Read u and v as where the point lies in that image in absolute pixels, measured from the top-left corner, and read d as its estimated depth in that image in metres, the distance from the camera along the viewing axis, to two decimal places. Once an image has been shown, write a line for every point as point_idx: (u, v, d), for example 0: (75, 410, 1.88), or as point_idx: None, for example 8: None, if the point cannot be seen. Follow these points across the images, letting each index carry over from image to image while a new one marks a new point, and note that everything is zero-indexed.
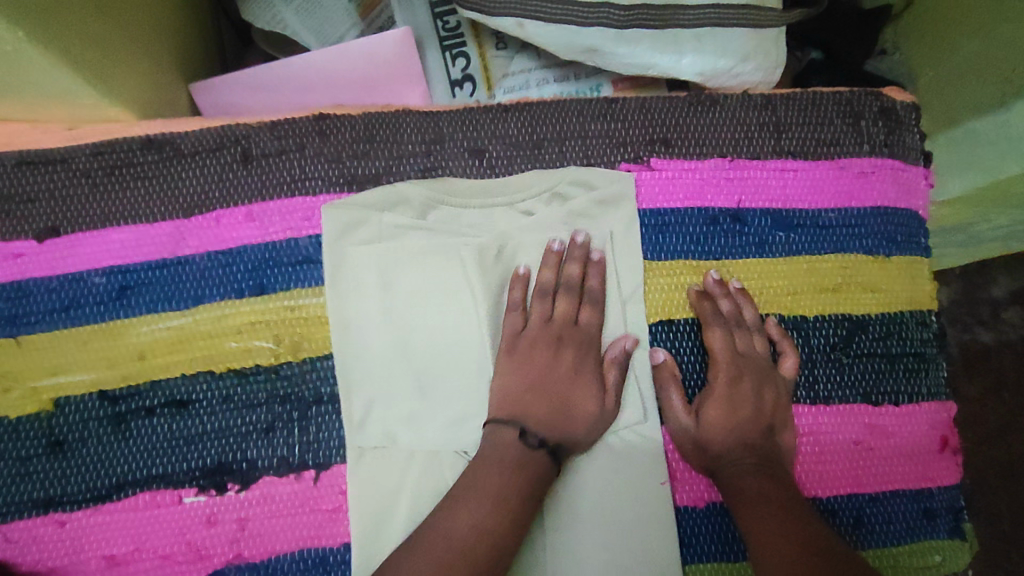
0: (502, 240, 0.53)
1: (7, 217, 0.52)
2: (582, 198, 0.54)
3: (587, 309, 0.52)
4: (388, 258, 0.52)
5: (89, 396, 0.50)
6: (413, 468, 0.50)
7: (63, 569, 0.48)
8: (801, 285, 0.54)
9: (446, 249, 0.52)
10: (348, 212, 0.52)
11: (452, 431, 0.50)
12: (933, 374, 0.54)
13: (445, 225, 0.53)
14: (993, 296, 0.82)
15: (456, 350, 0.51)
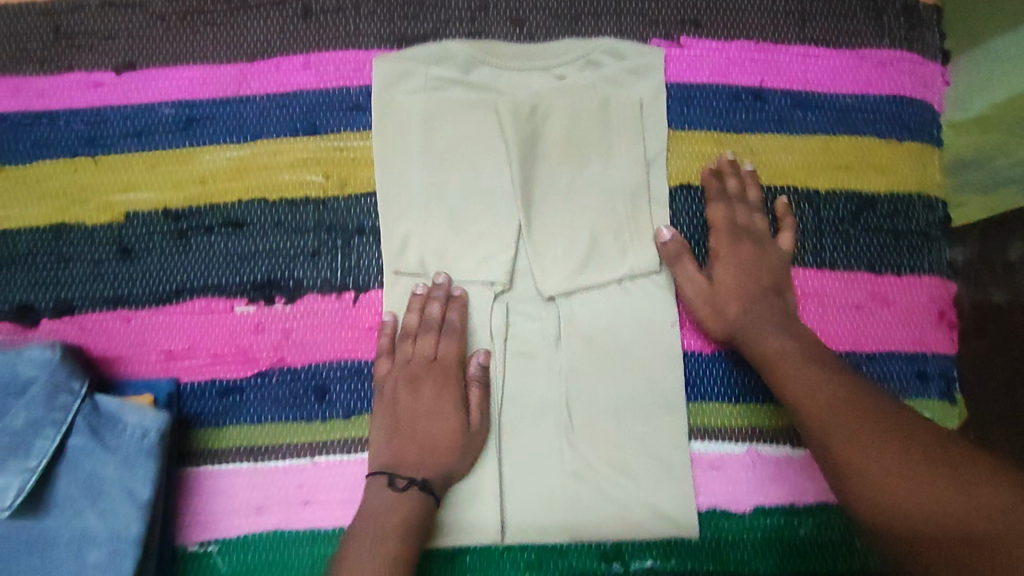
0: (537, 98, 0.57)
1: (88, 51, 0.56)
2: (613, 66, 0.57)
3: (612, 194, 0.56)
4: (431, 108, 0.56)
5: (156, 212, 0.55)
6: None
7: (128, 360, 0.53)
8: (816, 161, 0.57)
9: (484, 104, 0.56)
10: (396, 65, 0.56)
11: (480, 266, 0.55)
12: (937, 253, 0.57)
13: (485, 83, 0.57)
14: None
15: (488, 196, 0.56)
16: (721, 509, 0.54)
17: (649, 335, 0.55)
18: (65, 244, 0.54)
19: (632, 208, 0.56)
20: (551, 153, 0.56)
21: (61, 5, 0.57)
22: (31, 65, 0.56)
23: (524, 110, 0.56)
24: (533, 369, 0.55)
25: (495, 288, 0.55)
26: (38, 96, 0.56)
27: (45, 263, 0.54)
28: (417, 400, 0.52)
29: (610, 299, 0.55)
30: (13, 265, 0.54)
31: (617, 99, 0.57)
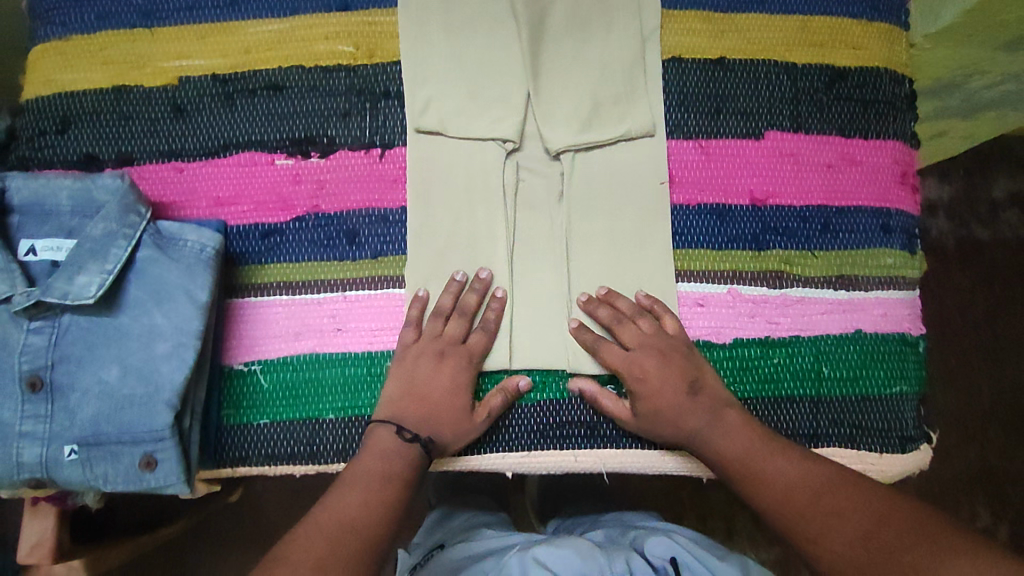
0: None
1: None
2: None
3: (612, 64, 0.62)
4: None
5: (206, 77, 0.62)
6: (461, 154, 0.61)
7: (180, 205, 0.60)
8: (794, 39, 0.64)
9: None
10: None
11: (492, 127, 0.61)
12: (901, 121, 0.64)
13: None
14: (992, 198, 1.10)
15: (500, 66, 0.62)
16: (703, 340, 0.60)
17: (646, 187, 0.61)
18: (125, 104, 0.61)
19: (629, 77, 0.62)
20: (556, 27, 0.62)
21: None
22: None
23: None
24: (539, 219, 0.61)
25: (506, 146, 0.61)
26: None
27: (108, 119, 0.61)
28: (438, 371, 0.56)
29: (609, 158, 0.61)
30: (79, 121, 0.61)
31: None
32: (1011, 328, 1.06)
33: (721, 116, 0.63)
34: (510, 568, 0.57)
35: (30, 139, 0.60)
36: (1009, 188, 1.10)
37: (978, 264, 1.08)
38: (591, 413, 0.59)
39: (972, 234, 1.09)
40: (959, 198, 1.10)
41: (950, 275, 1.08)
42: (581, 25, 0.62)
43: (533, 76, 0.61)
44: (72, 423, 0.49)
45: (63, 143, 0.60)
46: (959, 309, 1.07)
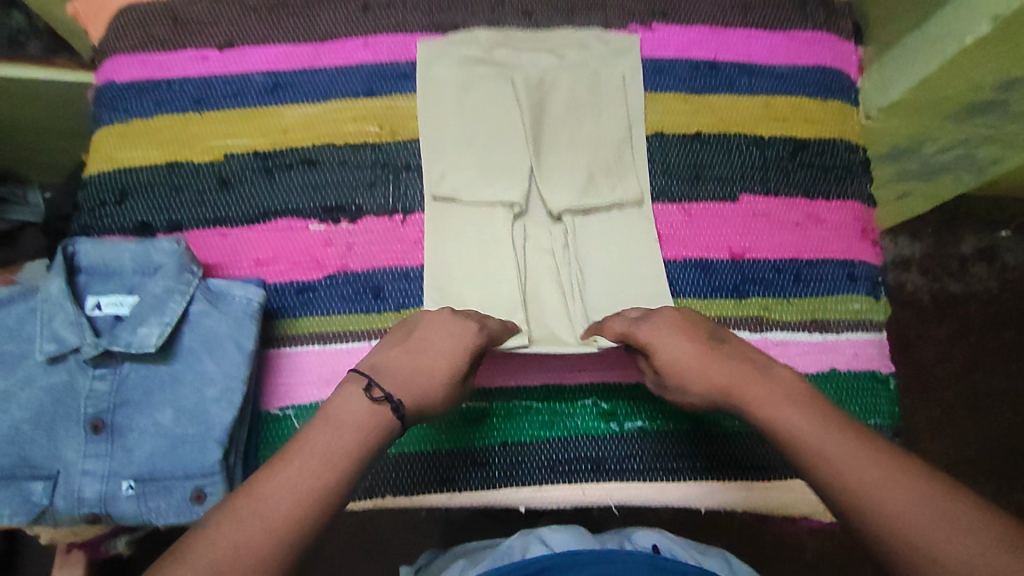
0: (543, 71, 0.73)
1: (198, 34, 0.73)
2: (600, 48, 0.74)
3: (604, 142, 0.71)
4: (462, 81, 0.72)
5: (248, 154, 0.70)
6: (473, 218, 0.69)
7: (223, 266, 0.67)
8: (760, 115, 0.74)
9: (502, 77, 0.72)
10: (436, 48, 0.73)
11: (500, 195, 0.69)
12: (859, 185, 0.73)
13: (503, 61, 0.73)
14: (961, 252, 1.21)
15: (507, 143, 0.70)
16: None
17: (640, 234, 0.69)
18: (177, 177, 0.69)
19: (620, 153, 0.71)
20: (554, 112, 0.72)
21: (180, 2, 0.74)
22: (155, 46, 0.73)
23: (534, 81, 0.72)
24: (544, 276, 0.69)
25: (513, 212, 0.69)
26: (158, 68, 0.72)
27: (160, 191, 0.69)
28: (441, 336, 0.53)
29: (604, 223, 0.70)
30: (135, 193, 0.68)
31: (604, 72, 0.73)
32: (988, 376, 1.14)
33: (700, 182, 0.71)
34: (511, 548, 0.61)
35: (91, 209, 0.68)
36: (975, 245, 1.21)
37: (952, 316, 1.18)
38: (594, 449, 0.64)
39: (944, 286, 1.19)
40: (931, 253, 1.20)
41: (927, 325, 1.17)
42: (576, 110, 0.72)
43: (535, 153, 0.70)
44: (130, 460, 0.55)
45: (120, 212, 0.68)
46: (939, 358, 1.15)
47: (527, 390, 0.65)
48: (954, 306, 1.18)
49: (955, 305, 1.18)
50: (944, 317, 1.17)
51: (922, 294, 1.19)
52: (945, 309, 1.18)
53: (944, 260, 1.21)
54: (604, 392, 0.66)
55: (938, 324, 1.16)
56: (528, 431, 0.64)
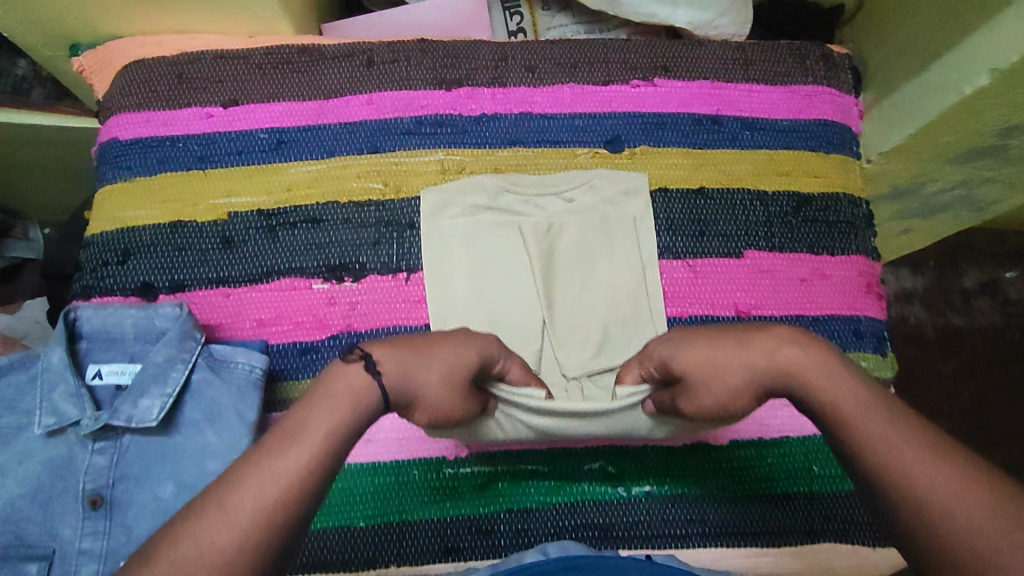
0: (551, 219, 0.71)
1: (203, 91, 0.73)
2: (610, 190, 0.72)
3: (616, 290, 0.70)
4: (469, 236, 0.70)
5: (252, 212, 0.70)
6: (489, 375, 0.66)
7: (226, 327, 0.67)
8: (763, 169, 0.74)
9: (511, 227, 0.71)
10: (441, 195, 0.71)
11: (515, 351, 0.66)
12: (862, 239, 0.73)
13: (510, 209, 0.71)
14: (965, 286, 1.21)
15: (520, 307, 0.68)
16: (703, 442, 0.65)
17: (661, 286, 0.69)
18: (180, 236, 0.69)
19: (635, 297, 0.69)
20: (565, 261, 0.71)
21: (185, 58, 0.74)
22: (159, 103, 0.73)
23: (543, 231, 0.71)
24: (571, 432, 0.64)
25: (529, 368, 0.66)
26: (163, 125, 0.72)
27: (164, 251, 0.68)
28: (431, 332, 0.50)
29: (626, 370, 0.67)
30: (138, 253, 0.68)
31: (614, 216, 0.71)
32: (994, 413, 1.14)
33: (704, 238, 0.71)
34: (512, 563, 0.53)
35: (93, 269, 0.68)
36: (978, 279, 1.21)
37: (956, 353, 1.17)
38: (603, 516, 0.62)
39: (947, 321, 1.18)
40: (934, 288, 1.20)
41: (933, 362, 1.16)
42: (587, 253, 0.71)
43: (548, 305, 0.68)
44: (128, 538, 0.53)
45: (122, 272, 0.68)
46: (945, 396, 1.14)
47: (533, 453, 0.64)
48: (959, 341, 1.18)
49: (960, 341, 1.18)
50: (949, 352, 1.17)
51: (926, 328, 1.19)
52: (950, 343, 1.17)
53: (948, 295, 1.20)
54: (613, 455, 0.64)
55: (942, 359, 1.16)
56: (534, 496, 0.63)
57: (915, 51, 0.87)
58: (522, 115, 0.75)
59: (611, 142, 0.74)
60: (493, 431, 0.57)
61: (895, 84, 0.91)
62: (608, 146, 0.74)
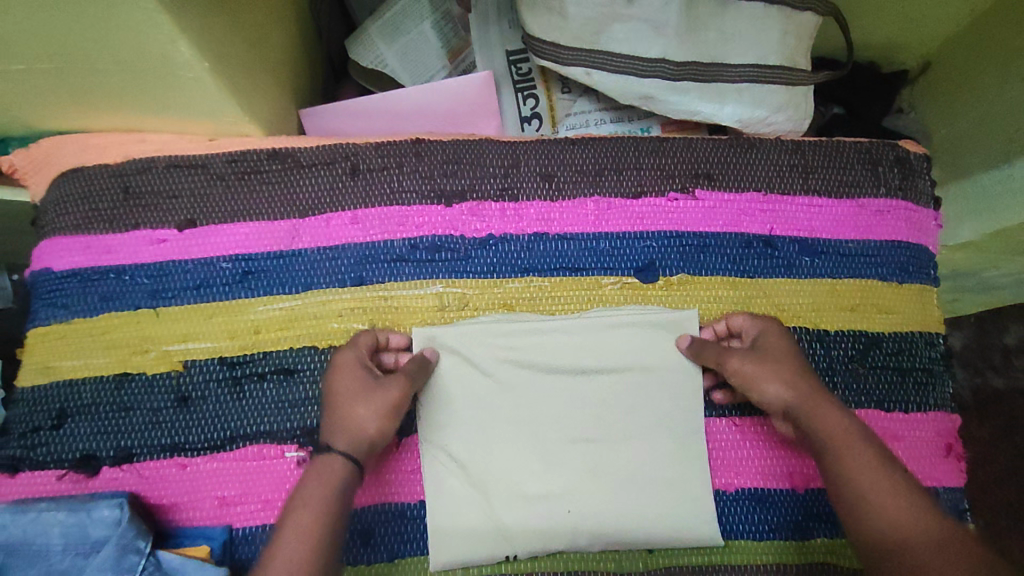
0: (558, 354, 0.60)
1: (155, 209, 0.61)
2: (645, 324, 0.61)
3: (633, 419, 0.59)
4: (467, 375, 0.59)
5: (213, 361, 0.59)
6: (492, 536, 0.56)
7: (181, 507, 0.56)
8: (823, 303, 0.62)
9: (513, 363, 0.59)
10: (433, 334, 0.59)
11: (518, 504, 0.57)
12: (940, 389, 0.62)
13: (513, 344, 0.60)
14: None
15: (522, 447, 0.58)
16: None
17: (671, 364, 0.60)
18: (127, 392, 0.58)
19: (657, 431, 0.59)
20: (574, 393, 0.60)
21: (134, 166, 0.63)
22: (102, 224, 0.61)
23: (551, 366, 0.60)
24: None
25: (533, 530, 0.56)
26: (107, 252, 0.60)
27: (107, 412, 0.57)
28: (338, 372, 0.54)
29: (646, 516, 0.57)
30: (77, 414, 0.57)
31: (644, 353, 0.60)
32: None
33: None
34: None
35: (21, 435, 0.56)
36: None
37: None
38: None
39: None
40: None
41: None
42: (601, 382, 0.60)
43: (554, 441, 0.59)
44: None
45: (57, 439, 0.56)
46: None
47: None
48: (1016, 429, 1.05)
49: None
50: None
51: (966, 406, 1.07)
52: None
53: None
54: None
55: None
56: None
57: (1017, 134, 0.75)
58: (536, 237, 0.63)
59: (642, 269, 0.63)
60: (458, 367, 0.59)
61: (971, 171, 0.81)
62: (640, 275, 0.62)
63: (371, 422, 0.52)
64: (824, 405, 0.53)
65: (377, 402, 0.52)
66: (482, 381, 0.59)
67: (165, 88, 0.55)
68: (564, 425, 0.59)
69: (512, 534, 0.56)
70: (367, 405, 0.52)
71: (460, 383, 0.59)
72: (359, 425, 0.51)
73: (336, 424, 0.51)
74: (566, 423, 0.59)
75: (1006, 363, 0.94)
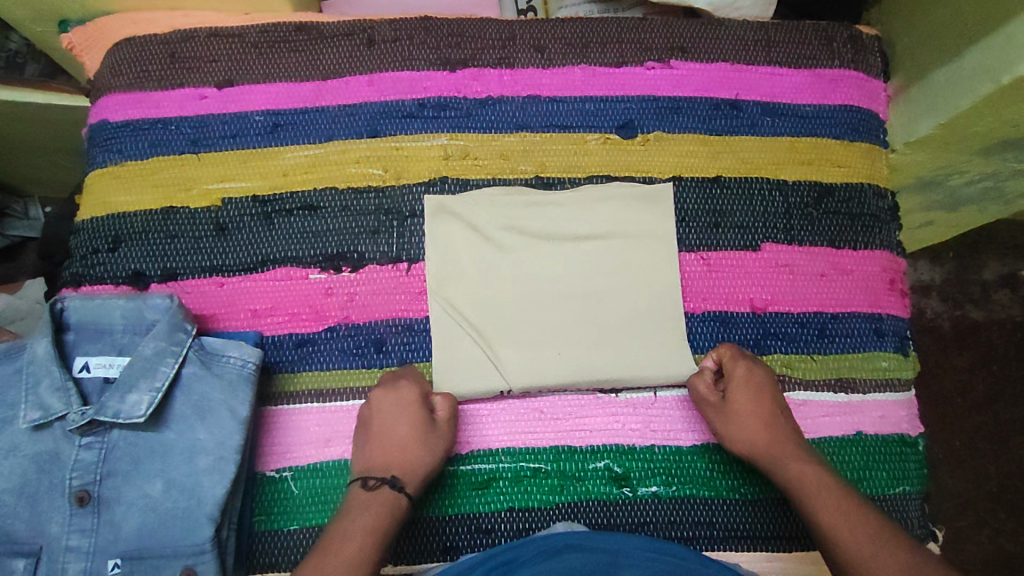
0: (552, 224, 0.67)
1: (197, 71, 0.70)
2: (629, 196, 0.68)
3: (617, 275, 0.66)
4: (471, 239, 0.66)
5: (247, 198, 0.67)
6: (491, 372, 0.62)
7: (219, 316, 0.64)
8: (784, 158, 0.70)
9: (512, 230, 0.66)
10: (442, 207, 0.67)
11: (516, 347, 0.63)
12: (886, 232, 0.70)
13: (514, 215, 0.67)
14: (984, 278, 1.11)
15: (519, 299, 0.64)
16: (713, 444, 0.62)
17: (653, 231, 0.67)
18: (172, 222, 0.66)
19: (638, 286, 0.65)
20: (566, 255, 0.66)
21: (178, 36, 0.71)
22: (151, 84, 0.70)
23: (546, 233, 0.66)
24: (573, 403, 0.62)
25: (526, 372, 0.62)
26: (156, 107, 0.69)
27: (155, 238, 0.66)
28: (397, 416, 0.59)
29: (628, 358, 0.63)
30: (129, 240, 0.66)
31: (627, 221, 0.67)
32: (1006, 402, 1.06)
33: (720, 230, 0.68)
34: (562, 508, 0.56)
35: (83, 256, 0.66)
36: (1000, 271, 1.11)
37: (969, 338, 1.08)
38: (610, 517, 0.60)
39: (965, 313, 1.09)
40: (952, 279, 1.10)
41: (950, 355, 1.08)
42: (589, 245, 0.66)
43: (549, 293, 0.65)
44: (117, 536, 0.51)
45: (113, 260, 0.65)
46: (962, 390, 1.06)
47: (533, 452, 0.61)
48: (995, 347, 1.09)
49: (994, 345, 1.08)
50: (977, 347, 1.08)
51: (944, 324, 1.10)
52: (978, 339, 1.09)
53: (966, 285, 1.11)
54: (619, 454, 0.61)
55: (965, 353, 1.08)
56: (537, 496, 0.60)
57: None
58: (530, 99, 0.71)
59: (623, 127, 0.70)
60: (462, 230, 0.66)
61: None
62: (621, 131, 0.70)
63: (427, 463, 0.58)
64: (786, 458, 0.57)
65: (431, 449, 0.58)
66: (484, 245, 0.66)
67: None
68: (556, 281, 0.65)
69: (509, 370, 0.62)
70: (418, 453, 0.58)
71: (466, 245, 0.66)
72: (409, 471, 0.57)
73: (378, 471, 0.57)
74: (557, 279, 0.65)
75: (984, 296, 1.10)
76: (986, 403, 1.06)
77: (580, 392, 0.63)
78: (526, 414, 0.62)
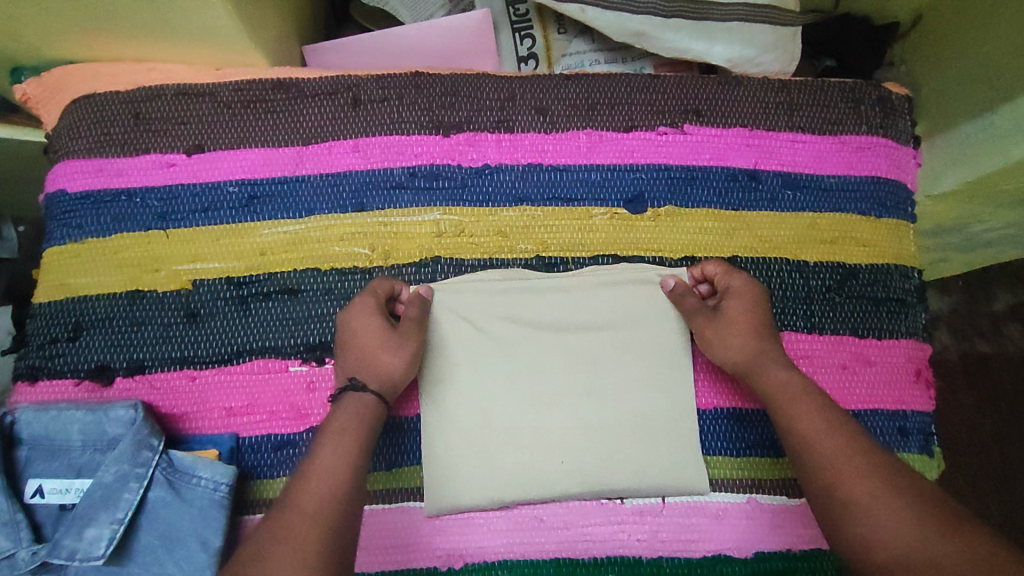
0: (554, 313, 0.62)
1: (164, 135, 0.64)
2: (636, 280, 0.62)
3: (624, 368, 0.61)
4: (466, 333, 0.61)
5: (220, 279, 0.61)
6: (490, 482, 0.57)
7: (191, 415, 0.59)
8: (804, 235, 0.65)
9: (510, 321, 0.61)
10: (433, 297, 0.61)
11: (517, 453, 0.58)
12: (912, 318, 0.65)
13: (513, 304, 0.61)
14: (994, 309, 1.05)
15: (519, 400, 0.59)
16: (725, 555, 0.58)
17: (663, 320, 0.62)
18: (139, 308, 0.61)
19: (647, 382, 0.60)
20: (569, 347, 0.61)
21: (143, 95, 0.64)
22: (114, 149, 0.64)
23: (547, 324, 0.61)
24: (577, 510, 0.58)
25: (527, 479, 0.58)
26: (119, 176, 0.63)
27: (119, 326, 0.60)
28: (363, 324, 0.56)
29: (635, 462, 0.59)
30: (92, 328, 0.60)
31: (635, 309, 0.62)
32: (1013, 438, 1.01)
33: None
34: None
35: (41, 346, 0.60)
36: (1011, 300, 1.05)
37: (979, 374, 1.03)
38: None
39: (974, 345, 1.04)
40: (961, 311, 1.05)
41: (956, 393, 1.04)
42: (594, 335, 0.61)
43: (552, 392, 0.60)
44: None
45: (75, 351, 0.60)
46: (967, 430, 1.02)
47: (534, 567, 0.57)
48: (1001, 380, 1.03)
49: (1002, 379, 1.03)
50: (988, 387, 1.03)
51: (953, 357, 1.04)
52: (988, 373, 1.03)
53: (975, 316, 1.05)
54: (625, 569, 0.57)
55: (974, 390, 1.03)
56: None
57: None
58: (530, 167, 0.65)
59: (632, 201, 0.65)
60: (456, 323, 0.61)
61: None
62: (629, 206, 0.65)
63: (396, 367, 0.56)
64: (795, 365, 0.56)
65: (401, 353, 0.56)
66: (480, 340, 0.61)
67: (164, 10, 0.56)
68: (559, 377, 0.60)
69: (509, 479, 0.58)
70: (392, 355, 0.56)
71: (460, 341, 0.60)
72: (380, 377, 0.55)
73: (361, 361, 0.55)
74: (559, 374, 0.60)
75: (994, 329, 1.04)
76: (998, 442, 1.00)
77: (586, 499, 0.58)
78: (527, 523, 0.58)
